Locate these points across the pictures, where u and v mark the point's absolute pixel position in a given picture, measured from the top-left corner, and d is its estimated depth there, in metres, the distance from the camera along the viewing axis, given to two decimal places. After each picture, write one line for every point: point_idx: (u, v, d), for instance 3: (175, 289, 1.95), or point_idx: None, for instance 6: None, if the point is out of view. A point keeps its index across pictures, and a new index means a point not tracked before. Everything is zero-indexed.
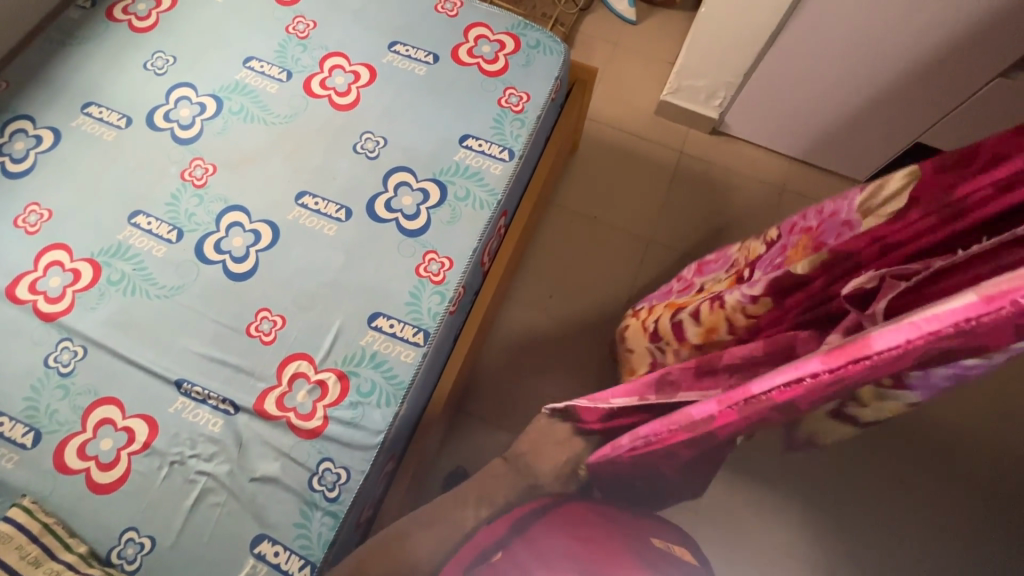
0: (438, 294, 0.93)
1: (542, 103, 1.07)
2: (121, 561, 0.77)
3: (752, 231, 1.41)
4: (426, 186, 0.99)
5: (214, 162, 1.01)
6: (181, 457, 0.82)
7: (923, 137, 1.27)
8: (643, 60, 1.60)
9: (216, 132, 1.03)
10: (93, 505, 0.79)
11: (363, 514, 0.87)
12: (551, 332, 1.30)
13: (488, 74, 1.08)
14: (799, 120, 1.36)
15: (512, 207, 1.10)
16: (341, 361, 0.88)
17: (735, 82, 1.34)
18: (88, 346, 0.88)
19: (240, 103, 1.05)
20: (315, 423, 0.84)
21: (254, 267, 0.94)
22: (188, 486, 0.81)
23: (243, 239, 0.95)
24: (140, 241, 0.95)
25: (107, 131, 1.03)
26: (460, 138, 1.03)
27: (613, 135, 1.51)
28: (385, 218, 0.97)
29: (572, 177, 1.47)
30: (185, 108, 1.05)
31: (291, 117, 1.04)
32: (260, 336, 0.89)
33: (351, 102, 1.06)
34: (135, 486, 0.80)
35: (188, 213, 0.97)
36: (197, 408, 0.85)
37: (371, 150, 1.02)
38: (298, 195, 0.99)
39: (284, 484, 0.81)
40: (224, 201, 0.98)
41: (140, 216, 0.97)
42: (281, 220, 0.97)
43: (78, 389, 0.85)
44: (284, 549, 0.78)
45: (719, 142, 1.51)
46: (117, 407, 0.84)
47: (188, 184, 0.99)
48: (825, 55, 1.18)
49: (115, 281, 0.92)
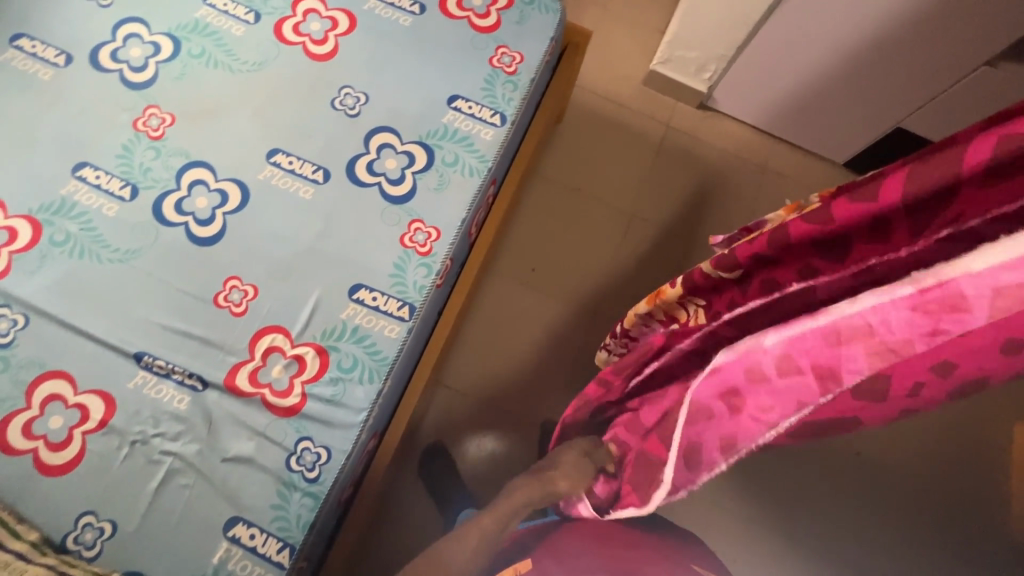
0: (424, 266, 0.87)
1: (536, 65, 1.00)
2: (78, 548, 0.71)
3: (735, 210, 1.41)
4: (411, 150, 0.93)
5: (172, 111, 0.90)
6: (143, 436, 0.76)
7: (905, 122, 1.27)
8: (632, 28, 1.54)
9: (174, 78, 0.92)
10: (42, 487, 0.72)
11: (344, 493, 0.83)
12: (532, 306, 1.28)
13: (479, 30, 1.01)
14: (787, 98, 1.34)
15: (501, 174, 1.04)
16: (320, 335, 0.83)
17: (727, 55, 1.30)
18: (29, 315, 0.79)
19: (201, 46, 0.94)
20: (292, 401, 0.79)
21: (222, 232, 0.85)
22: (152, 467, 0.75)
23: (208, 200, 0.86)
24: (88, 197, 0.85)
25: (43, 68, 0.90)
26: (448, 99, 0.96)
27: (600, 104, 1.46)
28: (368, 182, 0.90)
29: (556, 147, 1.41)
30: (136, 47, 0.92)
31: (260, 65, 0.94)
32: (229, 306, 0.82)
33: (329, 51, 0.96)
34: (91, 467, 0.74)
35: (143, 167, 0.87)
36: (160, 383, 0.78)
37: (351, 107, 0.94)
38: (270, 153, 0.90)
39: (259, 464, 0.77)
40: (185, 156, 0.88)
41: (86, 169, 0.86)
42: (251, 179, 0.89)
43: (20, 361, 0.77)
44: (260, 531, 0.74)
45: (706, 117, 1.48)
46: (67, 381, 0.77)
47: (142, 135, 0.89)
48: (819, 31, 1.15)
49: (59, 242, 0.82)
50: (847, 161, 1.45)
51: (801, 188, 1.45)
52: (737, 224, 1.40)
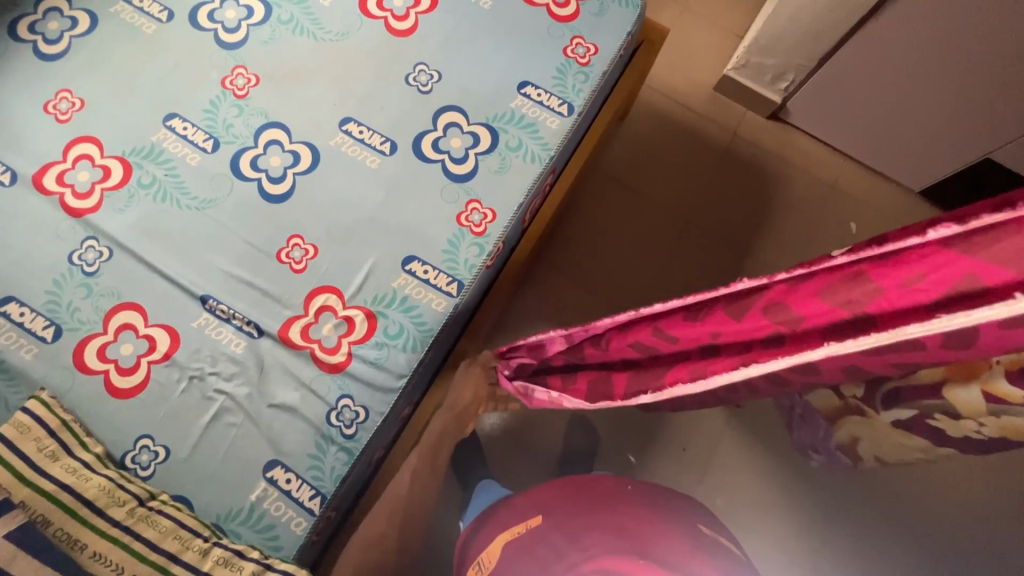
0: (476, 246, 0.89)
1: (610, 58, 0.99)
2: (134, 467, 0.77)
3: (795, 227, 1.36)
4: (476, 131, 0.94)
5: (257, 73, 0.95)
6: (201, 372, 0.81)
7: (996, 153, 1.18)
8: (711, 29, 1.49)
9: (263, 41, 0.96)
10: (109, 407, 0.78)
11: (376, 454, 0.87)
12: (575, 300, 1.28)
13: (557, 18, 1.01)
14: (866, 116, 1.28)
15: (561, 165, 1.05)
16: (370, 300, 0.86)
17: (807, 66, 1.25)
18: (113, 248, 0.85)
19: (290, 13, 0.98)
20: (338, 358, 0.83)
21: (290, 191, 0.90)
22: (206, 403, 0.80)
23: (281, 160, 0.91)
24: (174, 146, 0.91)
25: (147, 22, 0.96)
26: (518, 84, 0.97)
27: (667, 105, 1.44)
28: (432, 158, 0.93)
29: (618, 143, 1.40)
30: (231, 9, 0.98)
31: (342, 35, 0.98)
32: (290, 263, 0.86)
33: (408, 28, 0.99)
34: (153, 395, 0.80)
35: (226, 123, 0.92)
36: (220, 325, 0.83)
37: (423, 83, 0.96)
38: (342, 120, 0.94)
39: (301, 414, 0.81)
40: (264, 116, 0.93)
41: (175, 119, 0.92)
42: (322, 144, 0.92)
43: (102, 290, 0.83)
44: (296, 477, 0.78)
45: (776, 128, 1.43)
46: (139, 313, 0.83)
47: (228, 93, 0.94)
48: (909, 50, 1.08)
49: (146, 184, 0.88)
50: (923, 189, 1.37)
51: (869, 212, 1.38)
52: (795, 243, 1.35)
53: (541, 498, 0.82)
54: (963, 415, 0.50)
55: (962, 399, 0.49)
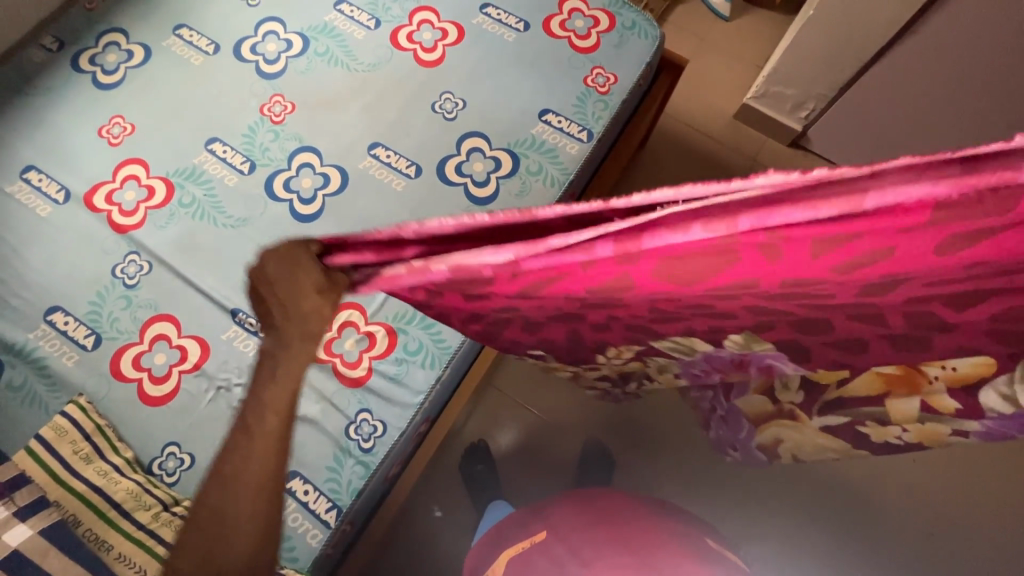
0: None
1: (629, 87, 1.03)
2: (161, 473, 0.79)
3: None
4: (498, 156, 0.98)
5: (294, 101, 1.01)
6: (228, 383, 0.84)
7: None
8: (730, 60, 1.53)
9: (300, 71, 1.03)
10: (141, 414, 0.82)
11: (392, 469, 0.87)
12: None
13: (578, 50, 1.05)
14: (889, 145, 1.28)
15: (580, 189, 1.07)
16: (391, 316, 0.88)
17: (828, 95, 1.25)
18: (153, 263, 0.90)
19: (326, 46, 1.05)
20: (359, 373, 0.85)
21: (320, 211, 0.94)
22: (231, 413, 0.83)
23: (312, 182, 0.96)
24: (214, 168, 0.96)
25: (195, 54, 1.04)
26: (540, 111, 1.01)
27: (686, 133, 1.46)
28: (454, 181, 0.96)
29: (637, 169, 1.42)
30: (272, 43, 1.04)
31: (374, 66, 1.03)
32: None
33: (436, 59, 1.04)
34: (182, 403, 0.83)
35: (263, 147, 0.98)
36: (248, 338, 0.87)
37: (449, 111, 1.01)
38: (371, 145, 0.98)
39: (321, 426, 0.82)
40: (298, 140, 0.98)
41: (216, 143, 0.98)
42: (351, 168, 0.97)
43: (140, 301, 0.88)
44: (313, 489, 0.80)
45: (797, 156, 1.44)
46: (172, 325, 0.87)
47: (266, 119, 0.99)
48: (932, 81, 1.09)
49: (186, 203, 0.94)
50: None
51: None
52: None
53: (553, 512, 0.80)
54: (894, 422, 0.63)
55: (901, 409, 0.61)
